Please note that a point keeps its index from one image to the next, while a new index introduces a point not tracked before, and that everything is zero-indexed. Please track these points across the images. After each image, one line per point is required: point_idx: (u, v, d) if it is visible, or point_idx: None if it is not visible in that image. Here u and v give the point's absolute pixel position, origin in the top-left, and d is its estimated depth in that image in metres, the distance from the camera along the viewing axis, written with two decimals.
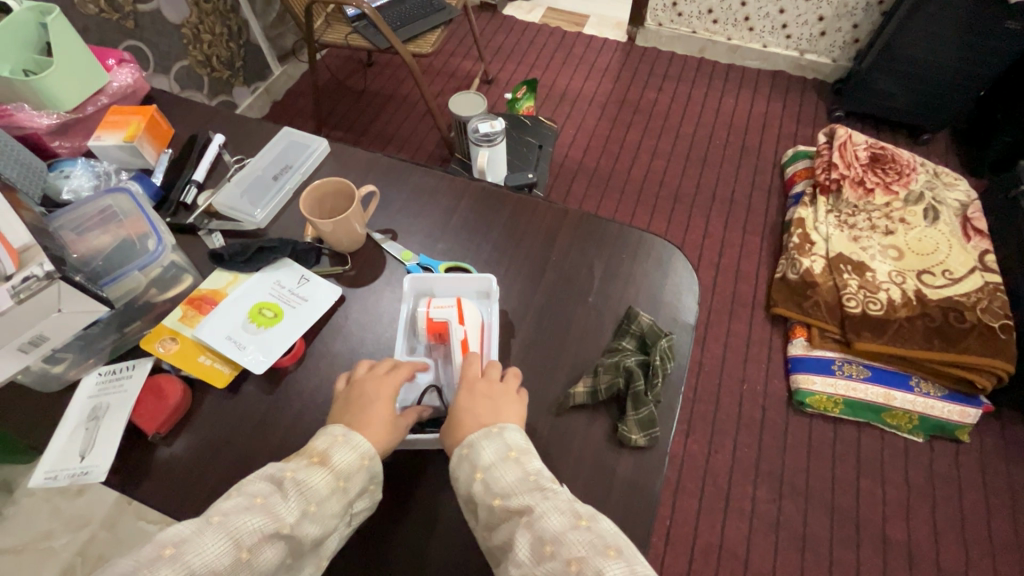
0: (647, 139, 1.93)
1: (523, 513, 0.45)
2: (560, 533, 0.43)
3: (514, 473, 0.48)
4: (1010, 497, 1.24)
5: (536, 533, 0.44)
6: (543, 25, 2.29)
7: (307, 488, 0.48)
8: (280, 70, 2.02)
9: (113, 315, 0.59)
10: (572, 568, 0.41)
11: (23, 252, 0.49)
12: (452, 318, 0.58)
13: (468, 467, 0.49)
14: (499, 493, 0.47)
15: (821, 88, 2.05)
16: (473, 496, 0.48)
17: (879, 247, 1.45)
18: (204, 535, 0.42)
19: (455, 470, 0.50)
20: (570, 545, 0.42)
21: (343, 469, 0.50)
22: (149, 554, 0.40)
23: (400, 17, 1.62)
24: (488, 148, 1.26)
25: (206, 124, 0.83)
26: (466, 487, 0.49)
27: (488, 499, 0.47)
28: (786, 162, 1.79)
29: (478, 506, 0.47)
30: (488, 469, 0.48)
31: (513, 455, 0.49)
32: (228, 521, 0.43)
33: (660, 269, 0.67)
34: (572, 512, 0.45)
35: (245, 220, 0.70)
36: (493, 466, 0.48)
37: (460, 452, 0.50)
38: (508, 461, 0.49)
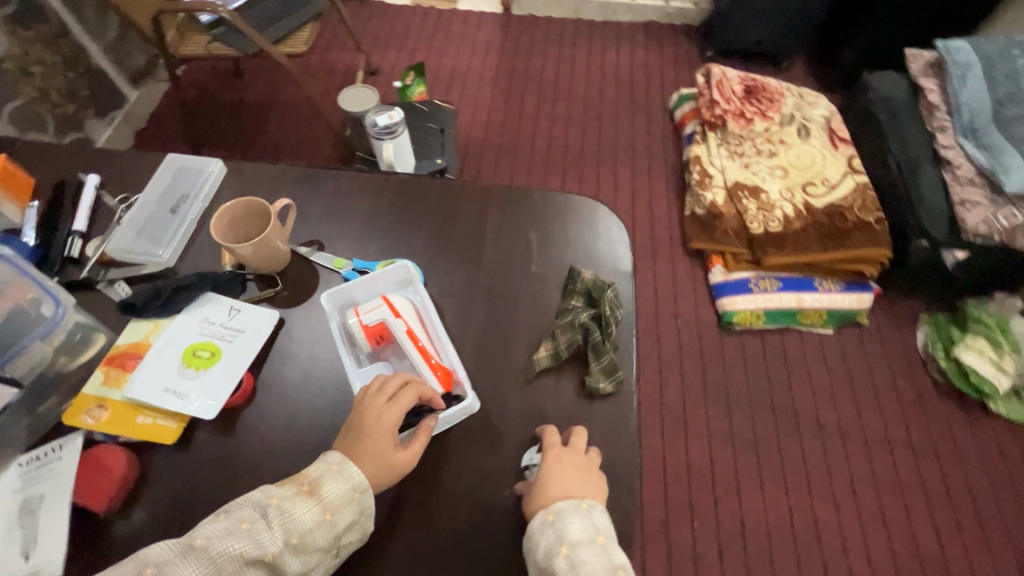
0: (543, 106, 1.96)
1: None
2: None
3: (599, 561, 0.48)
4: (908, 361, 1.44)
5: None
6: (416, 6, 2.23)
7: (291, 519, 0.48)
8: (136, 93, 1.81)
9: (21, 396, 0.53)
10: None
11: None
12: (387, 315, 0.56)
13: (554, 537, 0.49)
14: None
15: (690, 32, 2.18)
16: (553, 569, 0.47)
17: (767, 169, 1.59)
18: (184, 560, 0.44)
19: (536, 538, 0.49)
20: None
21: (332, 503, 0.49)
22: (132, 571, 0.43)
23: (263, 17, 1.51)
24: (391, 140, 1.23)
25: (72, 167, 0.74)
26: (546, 559, 0.48)
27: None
28: (673, 106, 1.90)
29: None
30: (574, 546, 0.48)
31: (601, 540, 0.49)
32: (207, 548, 0.45)
33: (590, 227, 0.70)
34: None
35: (150, 262, 0.64)
36: (580, 545, 0.48)
37: (546, 517, 0.49)
38: (597, 544, 0.49)
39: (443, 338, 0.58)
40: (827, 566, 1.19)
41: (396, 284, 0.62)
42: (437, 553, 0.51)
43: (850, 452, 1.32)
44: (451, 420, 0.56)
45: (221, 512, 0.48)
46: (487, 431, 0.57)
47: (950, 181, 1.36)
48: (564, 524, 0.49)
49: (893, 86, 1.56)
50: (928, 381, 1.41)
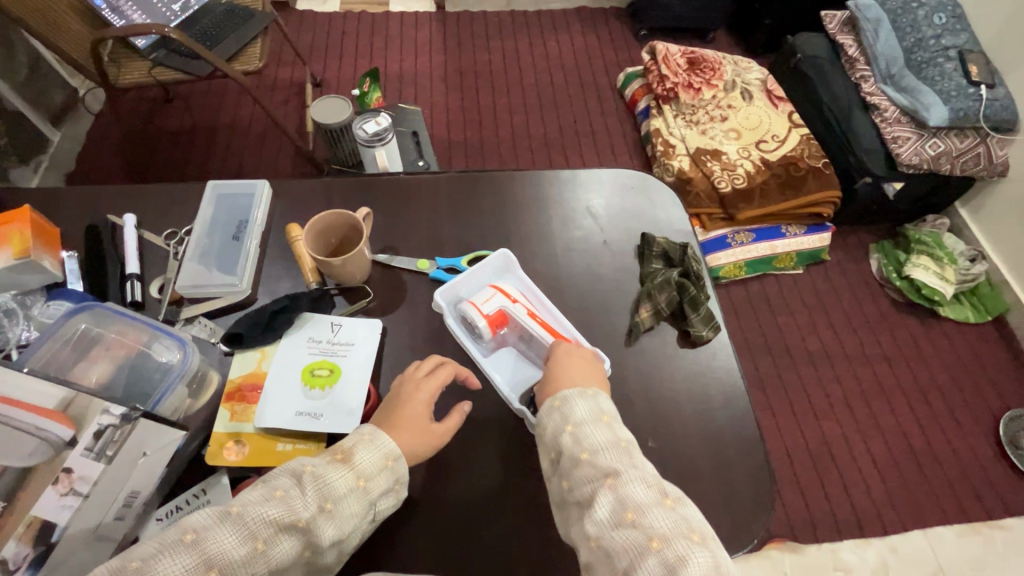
0: (499, 99, 1.99)
1: (596, 466, 0.47)
2: (643, 505, 0.44)
3: (605, 435, 0.49)
4: (868, 285, 1.62)
5: (619, 496, 0.45)
6: (347, 12, 2.17)
7: (326, 485, 0.47)
8: (59, 134, 1.63)
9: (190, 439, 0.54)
10: (652, 543, 0.42)
11: (70, 409, 0.45)
12: (505, 302, 0.60)
13: (559, 418, 0.51)
14: (587, 448, 0.49)
15: (620, 13, 2.29)
16: (560, 448, 0.50)
17: (722, 132, 1.71)
18: (223, 526, 0.43)
19: (545, 421, 0.52)
20: (640, 499, 0.45)
21: (366, 469, 0.49)
22: (171, 537, 0.41)
23: (206, 35, 1.42)
24: (382, 146, 1.21)
25: (98, 209, 0.68)
26: (553, 439, 0.51)
27: (575, 453, 0.49)
28: (622, 86, 2.00)
29: (564, 457, 0.49)
30: (580, 425, 0.50)
31: (605, 419, 0.51)
32: (246, 513, 0.43)
33: (645, 197, 0.74)
34: (658, 490, 0.45)
35: (227, 293, 0.61)
36: (585, 423, 0.50)
37: (552, 404, 0.52)
38: (600, 423, 0.50)
39: (555, 315, 0.62)
40: (842, 475, 1.33)
41: (493, 274, 0.65)
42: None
43: (838, 373, 1.48)
44: None
45: (256, 483, 0.47)
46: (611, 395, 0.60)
47: (880, 122, 1.55)
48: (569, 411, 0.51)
49: (816, 45, 1.74)
50: (887, 300, 1.60)
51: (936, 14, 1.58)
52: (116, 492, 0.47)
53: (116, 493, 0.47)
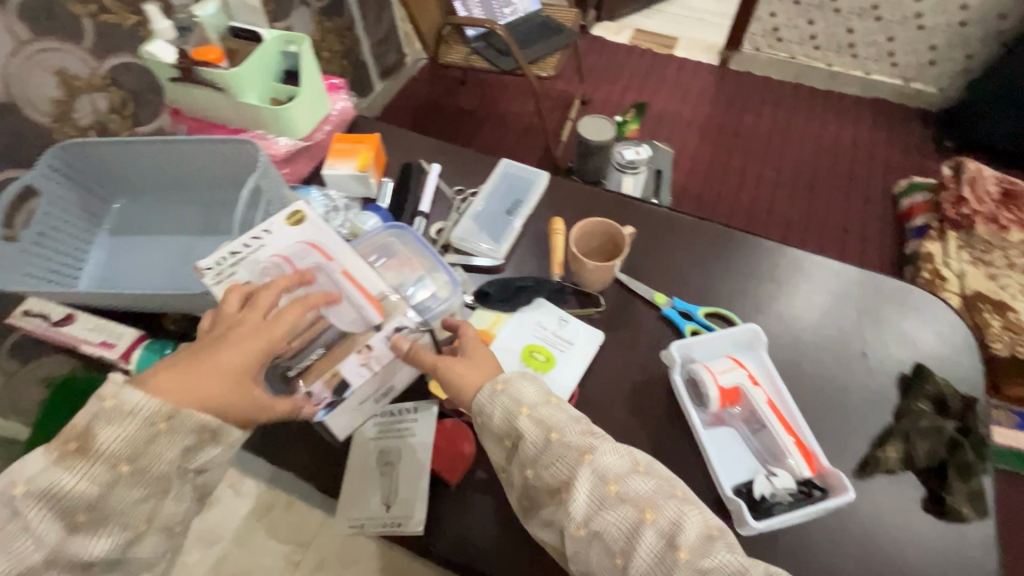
0: (751, 165, 1.90)
1: (598, 477, 0.47)
2: (620, 474, 0.48)
3: (559, 415, 0.52)
4: None
5: (598, 473, 0.47)
6: (633, 46, 2.29)
7: (187, 423, 0.47)
8: (380, 85, 2.01)
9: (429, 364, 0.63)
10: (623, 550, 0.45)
11: (382, 300, 0.58)
12: (743, 381, 0.56)
13: (510, 403, 0.52)
14: (550, 428, 0.50)
15: (926, 117, 2.01)
16: (518, 431, 0.51)
17: (1019, 286, 1.39)
18: (138, 459, 0.45)
19: (488, 409, 0.52)
20: (645, 499, 0.46)
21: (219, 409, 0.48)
22: (97, 481, 0.44)
23: (521, 39, 1.63)
24: (631, 176, 1.25)
25: (415, 152, 0.82)
26: (508, 425, 0.51)
27: (539, 434, 0.50)
28: (900, 193, 1.75)
29: (555, 469, 0.49)
30: (533, 406, 0.51)
31: (552, 400, 0.53)
32: (150, 449, 0.45)
33: (930, 324, 0.64)
34: (628, 457, 0.49)
35: (484, 255, 0.70)
36: (535, 405, 0.52)
37: (495, 387, 0.52)
38: (550, 443, 0.50)
39: (793, 411, 0.56)
40: None
41: (733, 343, 0.61)
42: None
43: None
44: (824, 509, 0.50)
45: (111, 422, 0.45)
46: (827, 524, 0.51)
47: None
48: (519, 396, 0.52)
49: None
50: None
51: None
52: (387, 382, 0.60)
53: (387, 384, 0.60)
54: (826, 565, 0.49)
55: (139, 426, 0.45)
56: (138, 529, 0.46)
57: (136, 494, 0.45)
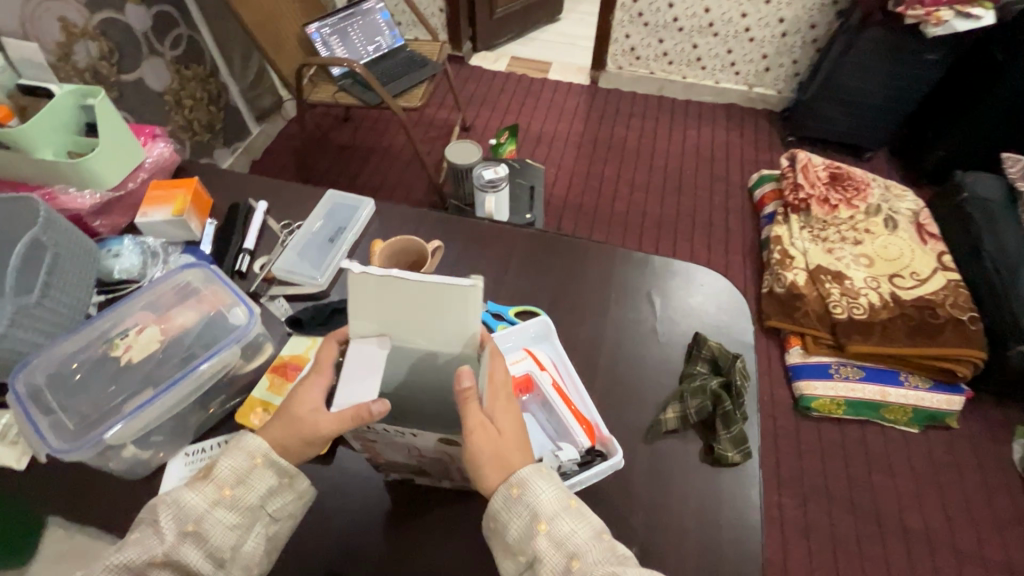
0: (624, 173, 2.04)
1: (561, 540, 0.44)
2: None
3: (583, 530, 0.45)
4: (1003, 474, 1.35)
5: None
6: (510, 73, 2.42)
7: (239, 499, 0.48)
8: (258, 129, 2.00)
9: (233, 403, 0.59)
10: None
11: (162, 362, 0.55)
12: (533, 368, 0.61)
13: (526, 511, 0.45)
14: (572, 552, 0.44)
15: (771, 116, 2.25)
16: (535, 550, 0.44)
17: (851, 256, 1.58)
18: (183, 544, 0.46)
19: (504, 515, 0.46)
20: (597, 568, 0.43)
21: (236, 479, 0.48)
22: (147, 559, 0.45)
23: (387, 74, 1.69)
24: (493, 194, 1.31)
25: (245, 192, 0.83)
26: (523, 538, 0.45)
27: (561, 561, 0.43)
28: (753, 186, 1.94)
29: (542, 566, 0.44)
30: (552, 521, 0.45)
31: (574, 505, 0.46)
32: (199, 526, 0.46)
33: (711, 298, 0.73)
34: None
35: (308, 284, 0.71)
36: (555, 514, 0.45)
37: (511, 491, 0.46)
38: (533, 520, 0.45)
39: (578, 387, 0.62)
40: None
41: (530, 337, 0.67)
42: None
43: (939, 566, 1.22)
44: (598, 474, 0.56)
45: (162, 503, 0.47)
46: (622, 488, 0.57)
47: None
48: (528, 492, 0.46)
49: (990, 186, 1.54)
50: None
51: None
52: (185, 419, 0.55)
53: (183, 421, 0.55)
54: (616, 525, 0.54)
55: (234, 453, 0.49)
56: (223, 556, 0.47)
57: (232, 518, 0.47)
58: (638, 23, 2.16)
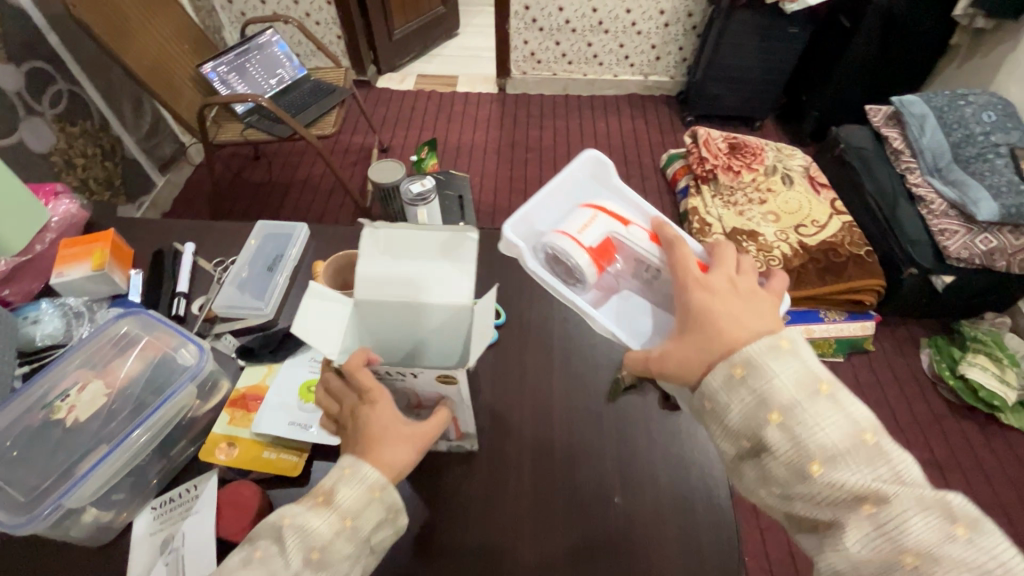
0: (545, 171, 2.12)
1: (883, 455, 0.39)
2: (921, 537, 0.36)
3: (837, 424, 0.39)
4: (918, 382, 1.53)
5: (881, 521, 0.37)
6: (419, 91, 2.44)
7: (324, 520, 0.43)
8: (162, 180, 1.90)
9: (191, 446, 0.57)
10: (906, 562, 0.36)
11: (112, 416, 0.52)
12: (607, 230, 0.58)
13: (758, 402, 0.41)
14: (817, 449, 0.39)
15: (669, 101, 2.42)
16: (764, 439, 0.41)
17: (760, 215, 1.73)
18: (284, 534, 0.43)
19: (832, 443, 0.39)
20: (956, 507, 0.37)
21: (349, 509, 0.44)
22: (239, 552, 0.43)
23: (295, 105, 1.66)
24: (424, 206, 1.33)
25: (167, 237, 0.81)
26: (748, 423, 0.41)
27: (801, 458, 0.39)
28: (665, 165, 2.08)
29: (772, 457, 0.40)
30: (794, 415, 0.40)
31: (826, 392, 0.41)
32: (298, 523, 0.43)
33: None
34: (941, 513, 0.37)
35: (253, 316, 0.70)
36: (804, 408, 0.40)
37: (738, 373, 0.42)
38: (820, 397, 0.40)
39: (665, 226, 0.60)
40: None
41: (571, 195, 0.66)
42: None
43: None
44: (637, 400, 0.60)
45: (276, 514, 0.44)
46: None
47: (927, 214, 1.50)
48: (798, 354, 0.43)
49: (861, 136, 1.74)
50: (939, 400, 1.49)
51: (984, 112, 1.55)
52: (146, 471, 0.54)
53: (144, 474, 0.54)
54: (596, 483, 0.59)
55: (351, 483, 0.45)
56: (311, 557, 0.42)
57: (347, 550, 0.43)
58: (533, 29, 2.27)
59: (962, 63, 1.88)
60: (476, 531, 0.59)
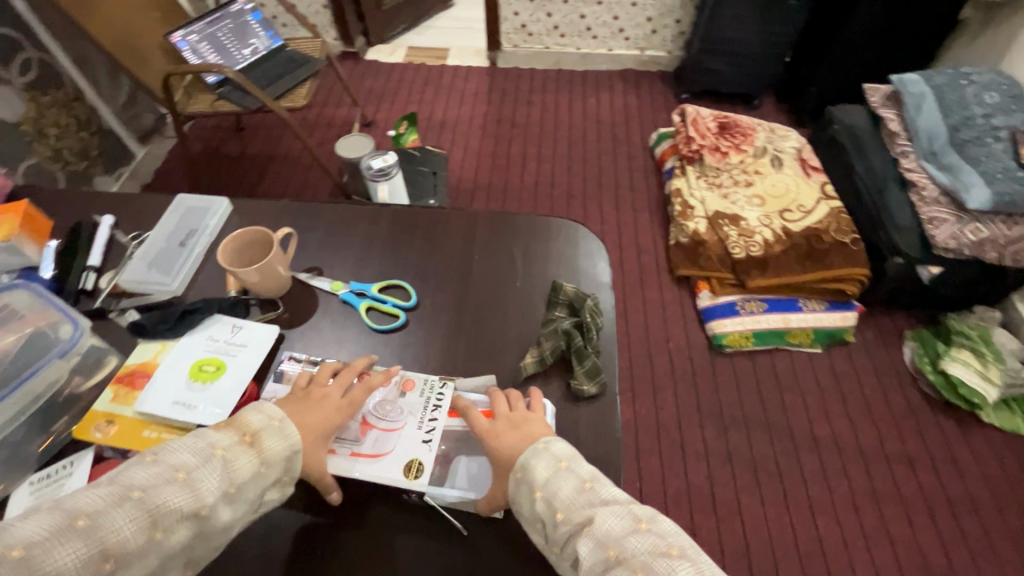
0: (531, 148, 2.06)
1: (597, 494, 0.46)
2: (620, 537, 0.43)
3: (571, 482, 0.47)
4: (898, 376, 1.47)
5: (597, 539, 0.43)
6: (407, 63, 2.38)
7: (233, 468, 0.47)
8: (142, 151, 1.90)
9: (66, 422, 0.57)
10: (611, 555, 0.42)
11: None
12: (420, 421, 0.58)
13: (527, 488, 0.49)
14: (560, 507, 0.46)
15: (665, 76, 2.33)
16: (540, 516, 0.47)
17: (745, 198, 1.66)
18: (182, 483, 0.44)
19: (573, 495, 0.47)
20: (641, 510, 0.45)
21: (269, 457, 0.49)
22: (114, 494, 0.41)
23: (266, 76, 1.63)
24: (385, 182, 1.30)
25: (90, 209, 0.79)
26: (533, 513, 0.48)
27: (551, 517, 0.46)
28: (653, 144, 2.01)
29: (546, 526, 0.47)
30: (546, 485, 0.48)
31: (564, 463, 0.49)
32: (205, 472, 0.45)
33: (572, 245, 0.75)
34: (630, 515, 0.44)
35: (159, 292, 0.68)
36: (549, 480, 0.48)
37: (517, 476, 0.50)
38: (559, 469, 0.49)
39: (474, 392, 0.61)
40: None
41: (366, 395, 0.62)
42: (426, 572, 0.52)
43: (850, 469, 1.32)
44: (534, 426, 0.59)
45: (146, 455, 0.45)
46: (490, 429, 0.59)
47: (917, 201, 1.42)
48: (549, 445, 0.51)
49: (857, 116, 1.65)
50: (918, 394, 1.44)
51: (985, 93, 1.45)
52: (23, 446, 0.54)
53: (20, 449, 0.53)
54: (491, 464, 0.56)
55: (275, 435, 0.50)
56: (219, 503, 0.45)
57: (255, 495, 0.48)
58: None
59: (973, 39, 1.77)
60: (351, 515, 0.55)
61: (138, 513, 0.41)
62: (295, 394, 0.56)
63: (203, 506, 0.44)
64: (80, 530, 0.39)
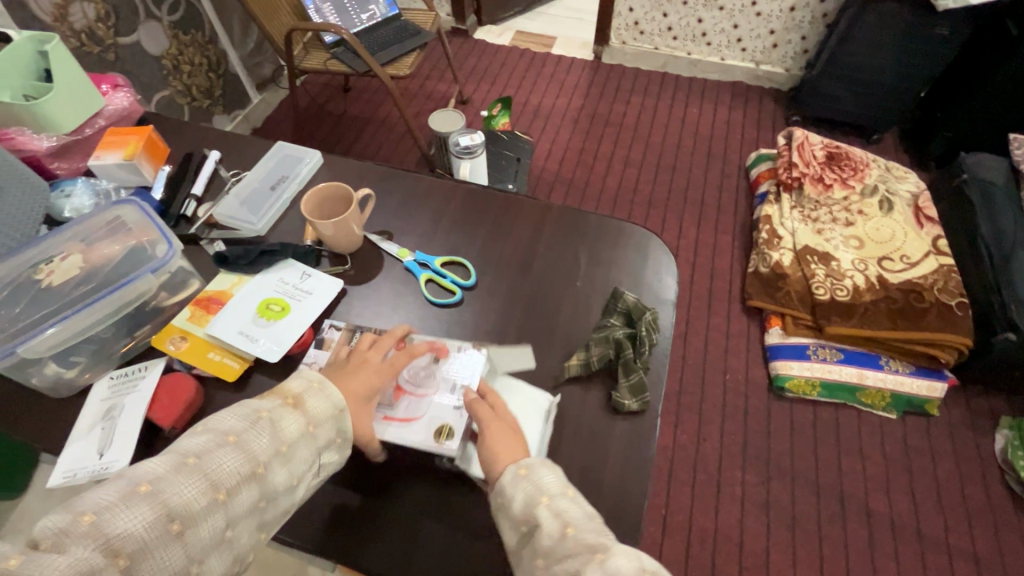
0: (620, 149, 2.01)
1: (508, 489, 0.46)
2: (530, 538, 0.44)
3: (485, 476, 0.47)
4: (981, 464, 1.31)
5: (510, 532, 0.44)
6: (513, 47, 2.39)
7: (281, 429, 0.49)
8: (258, 98, 2.05)
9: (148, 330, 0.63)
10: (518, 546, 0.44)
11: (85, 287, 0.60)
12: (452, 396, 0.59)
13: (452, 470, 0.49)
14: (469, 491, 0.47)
15: (778, 95, 2.18)
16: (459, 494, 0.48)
17: (841, 237, 1.53)
18: (229, 447, 0.45)
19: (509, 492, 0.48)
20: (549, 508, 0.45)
21: (314, 416, 0.51)
22: (174, 461, 0.43)
23: (377, 43, 1.69)
24: (469, 160, 1.32)
25: (202, 143, 0.87)
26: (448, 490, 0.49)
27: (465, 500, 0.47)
28: (750, 165, 1.90)
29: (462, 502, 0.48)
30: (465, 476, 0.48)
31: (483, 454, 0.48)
32: (252, 434, 0.47)
33: (640, 254, 0.73)
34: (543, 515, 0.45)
35: (246, 229, 0.74)
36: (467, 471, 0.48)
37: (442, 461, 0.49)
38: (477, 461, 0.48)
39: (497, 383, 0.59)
40: None
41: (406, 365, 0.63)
42: (430, 544, 0.54)
43: (901, 551, 1.20)
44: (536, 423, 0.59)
45: (197, 427, 0.47)
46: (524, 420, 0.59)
47: None
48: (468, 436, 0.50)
49: (993, 168, 1.47)
50: (1002, 490, 1.28)
51: None
52: (111, 343, 0.61)
53: (108, 345, 0.61)
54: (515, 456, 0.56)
55: (317, 396, 0.52)
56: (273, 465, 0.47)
57: (309, 454, 0.50)
58: None
59: None
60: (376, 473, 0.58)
61: (195, 477, 0.42)
62: (338, 362, 0.58)
63: (258, 465, 0.46)
64: (146, 495, 0.40)
